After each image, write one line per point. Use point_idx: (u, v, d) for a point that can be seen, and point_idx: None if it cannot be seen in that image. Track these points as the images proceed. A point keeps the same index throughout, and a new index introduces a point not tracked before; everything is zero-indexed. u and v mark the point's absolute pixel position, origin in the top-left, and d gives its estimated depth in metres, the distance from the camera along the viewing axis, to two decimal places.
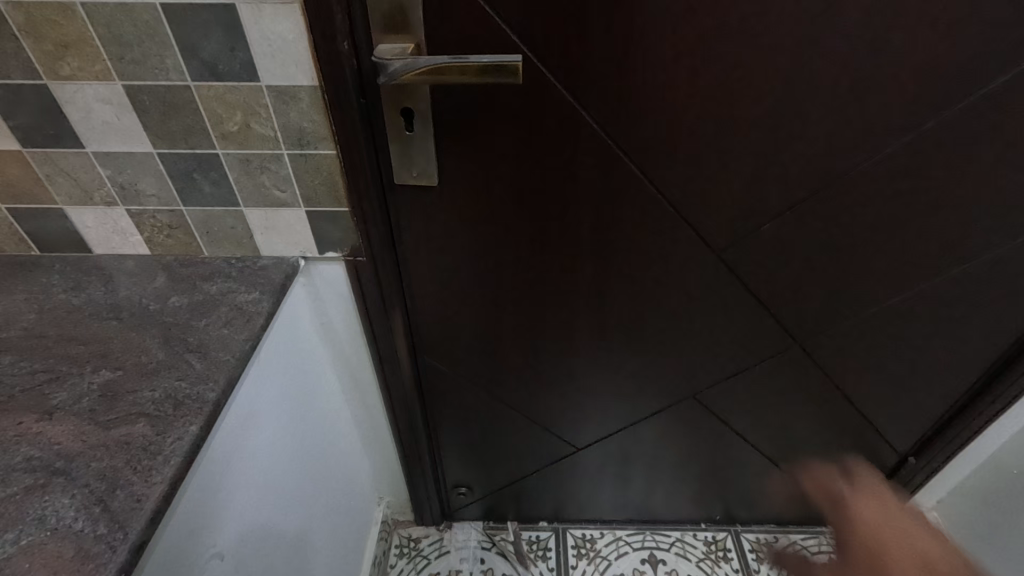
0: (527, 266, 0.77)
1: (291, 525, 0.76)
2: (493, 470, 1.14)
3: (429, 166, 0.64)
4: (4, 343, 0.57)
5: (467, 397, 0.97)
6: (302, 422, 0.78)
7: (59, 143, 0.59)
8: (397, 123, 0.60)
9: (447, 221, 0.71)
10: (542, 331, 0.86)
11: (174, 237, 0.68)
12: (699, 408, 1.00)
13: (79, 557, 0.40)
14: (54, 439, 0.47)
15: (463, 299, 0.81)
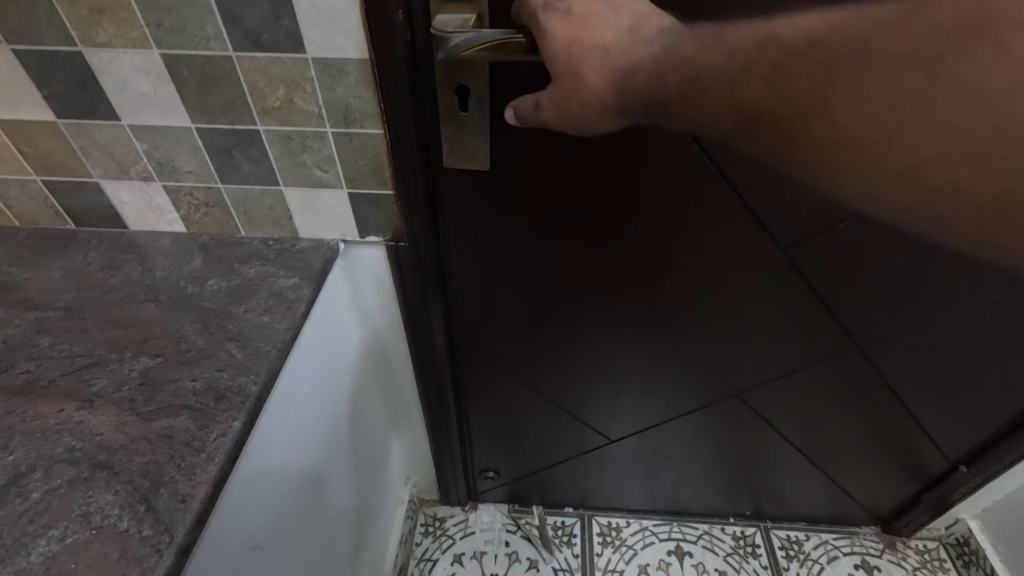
0: (575, 256, 0.72)
1: (323, 512, 0.75)
2: (522, 456, 1.13)
3: (481, 150, 0.60)
4: (44, 324, 0.56)
5: (501, 383, 0.95)
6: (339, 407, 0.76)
7: (95, 116, 0.56)
8: (450, 101, 0.56)
9: (494, 206, 0.67)
10: (585, 322, 0.82)
11: (210, 215, 0.65)
12: (740, 405, 0.96)
13: (125, 559, 0.39)
14: (96, 430, 0.46)
15: (506, 286, 0.77)
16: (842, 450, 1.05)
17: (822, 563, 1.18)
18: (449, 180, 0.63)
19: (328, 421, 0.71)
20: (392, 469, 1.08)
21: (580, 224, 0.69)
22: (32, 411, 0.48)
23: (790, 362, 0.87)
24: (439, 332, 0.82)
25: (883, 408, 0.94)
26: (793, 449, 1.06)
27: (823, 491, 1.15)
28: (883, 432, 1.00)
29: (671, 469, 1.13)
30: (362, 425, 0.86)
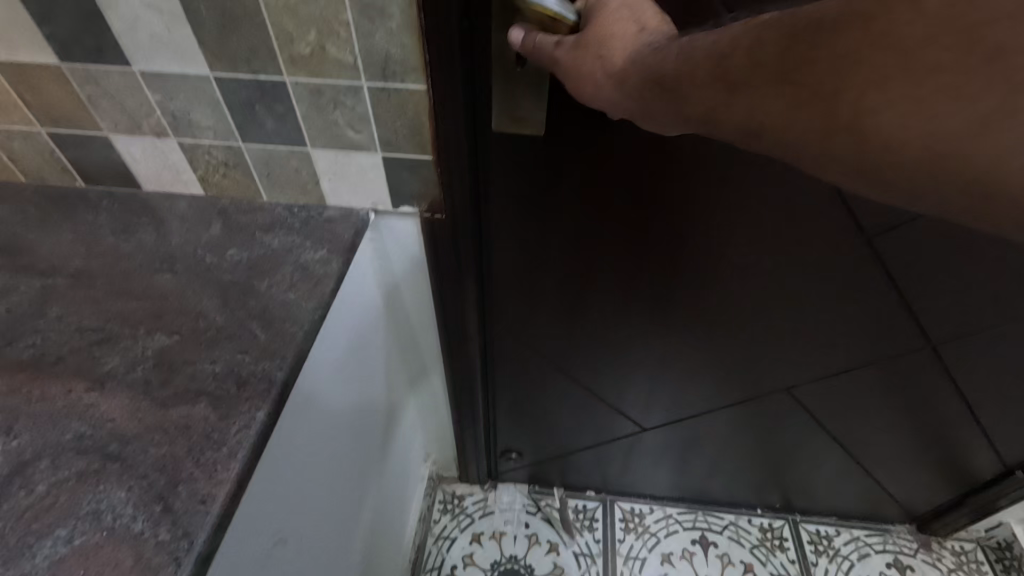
0: (628, 233, 0.66)
1: (345, 503, 0.70)
2: (548, 439, 1.09)
3: (537, 117, 0.54)
4: (51, 292, 0.51)
5: (531, 364, 0.90)
6: (364, 392, 0.71)
7: (102, 60, 0.50)
8: (505, 51, 0.50)
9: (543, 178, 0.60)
10: (630, 306, 0.76)
11: (231, 177, 0.59)
12: (787, 399, 0.90)
13: (139, 568, 0.34)
14: (107, 416, 0.41)
15: (547, 265, 0.71)
16: (888, 449, 0.99)
17: (852, 560, 1.14)
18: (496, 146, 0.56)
19: (352, 406, 0.67)
20: (412, 446, 1.05)
21: (637, 202, 0.62)
22: (38, 391, 0.43)
23: (849, 358, 0.80)
24: (472, 312, 0.76)
25: (943, 408, 0.88)
26: (834, 446, 1.01)
27: (861, 488, 1.10)
28: (938, 433, 0.93)
29: (703, 460, 1.09)
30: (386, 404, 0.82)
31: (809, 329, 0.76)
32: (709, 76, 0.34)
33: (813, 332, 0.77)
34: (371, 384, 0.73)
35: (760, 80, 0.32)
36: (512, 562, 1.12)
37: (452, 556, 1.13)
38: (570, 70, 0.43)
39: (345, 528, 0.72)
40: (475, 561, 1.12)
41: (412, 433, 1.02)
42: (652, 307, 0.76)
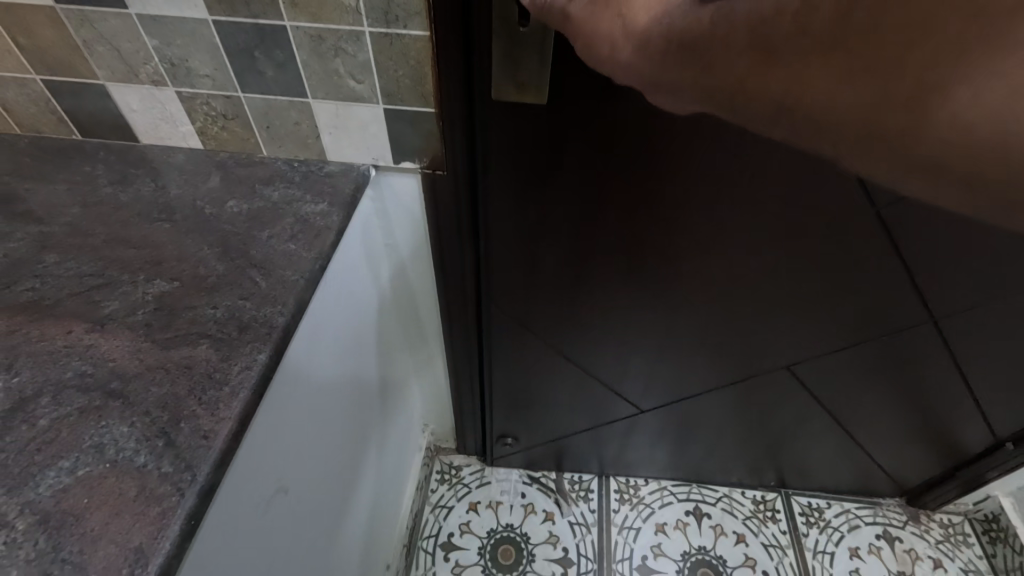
0: (629, 210, 0.64)
1: (340, 472, 0.70)
2: (547, 420, 1.08)
3: (542, 80, 0.51)
4: (49, 239, 0.51)
5: (529, 346, 0.89)
6: (362, 356, 0.71)
7: (99, 2, 0.49)
8: (507, 10, 0.47)
9: (541, 146, 0.58)
10: (629, 283, 0.75)
11: (229, 130, 0.58)
12: (785, 375, 0.90)
13: (143, 498, 0.34)
14: (108, 355, 0.41)
15: (543, 241, 0.70)
16: (883, 424, 1.00)
17: (842, 531, 1.16)
18: (496, 112, 0.55)
19: (351, 365, 0.67)
20: (409, 419, 1.05)
21: (639, 175, 0.60)
22: (36, 332, 0.43)
23: (849, 333, 0.80)
24: (470, 278, 0.76)
25: (940, 381, 0.88)
26: (831, 422, 1.01)
27: (855, 464, 1.11)
28: (933, 407, 0.94)
29: (699, 438, 1.09)
30: (384, 374, 0.83)
31: (807, 305, 0.76)
32: (746, 45, 0.32)
33: (814, 307, 0.76)
34: (369, 351, 0.73)
35: (807, 52, 0.30)
36: (508, 530, 1.14)
37: (448, 525, 1.14)
38: (585, 29, 0.39)
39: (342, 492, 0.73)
40: (471, 529, 1.14)
41: (410, 400, 1.03)
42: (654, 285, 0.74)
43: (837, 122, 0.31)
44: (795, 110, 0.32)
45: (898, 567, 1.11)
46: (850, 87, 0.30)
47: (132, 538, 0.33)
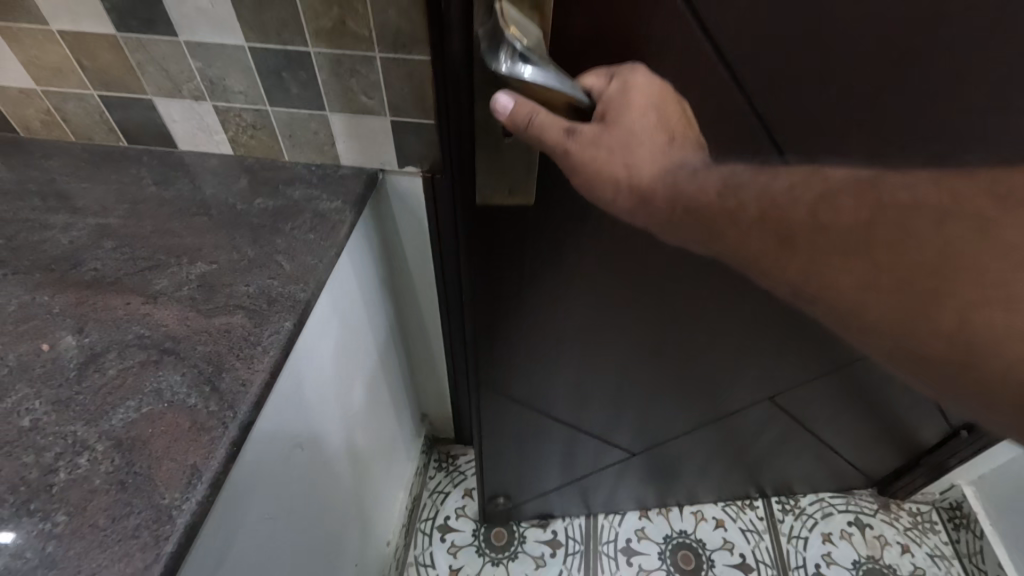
0: (604, 294, 0.68)
1: (336, 483, 0.77)
2: (540, 474, 1.09)
3: (527, 185, 0.55)
4: (105, 229, 0.60)
5: (510, 411, 0.90)
6: (364, 345, 0.81)
7: (154, 30, 0.58)
8: (492, 121, 0.50)
9: (529, 236, 0.61)
10: (608, 348, 0.78)
11: (257, 138, 0.68)
12: (767, 406, 0.95)
13: (195, 428, 0.43)
14: (162, 321, 0.50)
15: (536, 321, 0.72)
16: (854, 431, 1.06)
17: (816, 517, 1.23)
18: (485, 212, 0.58)
19: (356, 346, 0.77)
20: (396, 457, 1.10)
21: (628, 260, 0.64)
22: (101, 302, 0.52)
23: (823, 362, 0.84)
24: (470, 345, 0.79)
25: (905, 389, 0.93)
26: (809, 434, 1.07)
27: (829, 464, 1.17)
28: (898, 412, 1.00)
29: (689, 464, 1.12)
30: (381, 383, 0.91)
31: (784, 346, 0.80)
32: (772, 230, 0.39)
33: (793, 349, 0.80)
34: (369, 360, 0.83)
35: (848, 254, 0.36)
36: None
37: (445, 509, 1.22)
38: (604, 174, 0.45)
39: (338, 504, 0.80)
40: (466, 513, 1.21)
41: (404, 407, 1.11)
42: (627, 347, 0.78)
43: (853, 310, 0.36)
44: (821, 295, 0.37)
45: (868, 552, 1.18)
46: (849, 264, 0.36)
47: (189, 458, 0.41)
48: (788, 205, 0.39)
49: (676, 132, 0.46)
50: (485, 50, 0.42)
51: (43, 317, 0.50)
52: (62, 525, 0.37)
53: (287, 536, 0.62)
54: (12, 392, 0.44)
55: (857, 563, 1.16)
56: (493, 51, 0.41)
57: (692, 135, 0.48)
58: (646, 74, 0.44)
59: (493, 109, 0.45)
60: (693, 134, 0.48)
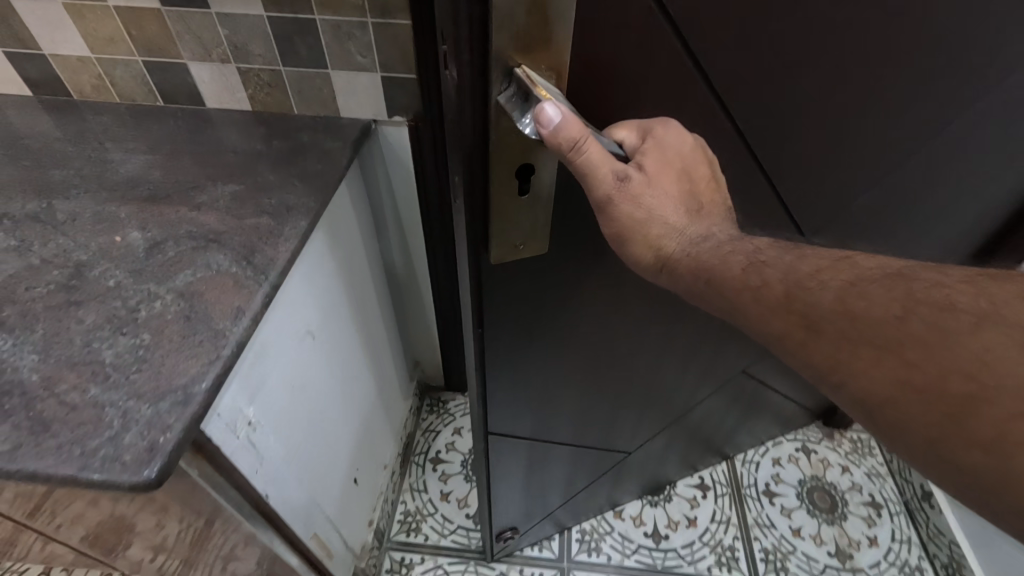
0: (600, 327, 0.70)
1: (328, 434, 0.87)
2: (542, 505, 1.09)
3: (540, 236, 0.51)
4: (153, 163, 0.75)
5: (509, 452, 0.88)
6: (354, 291, 0.94)
7: (191, 4, 0.73)
8: (508, 181, 0.45)
9: (532, 286, 0.58)
10: (604, 374, 0.81)
11: (272, 95, 0.83)
12: (745, 378, 1.02)
13: (238, 284, 0.57)
14: (206, 221, 0.65)
15: (537, 368, 0.72)
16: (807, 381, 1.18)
17: (767, 446, 1.37)
18: (494, 271, 0.53)
19: (350, 283, 0.90)
20: (388, 418, 1.22)
21: (620, 295, 0.66)
22: (157, 211, 0.66)
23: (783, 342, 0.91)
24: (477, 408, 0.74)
25: None
26: (777, 393, 1.16)
27: (786, 413, 1.29)
28: None
29: (669, 459, 1.19)
30: (366, 344, 1.03)
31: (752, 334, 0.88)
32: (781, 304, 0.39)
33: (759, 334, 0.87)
34: (349, 341, 0.93)
35: (857, 334, 0.34)
36: None
37: (437, 444, 1.37)
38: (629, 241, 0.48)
39: (334, 451, 0.90)
40: (455, 447, 1.36)
41: (392, 376, 1.22)
42: (621, 371, 0.81)
43: (875, 396, 0.33)
44: (833, 371, 0.35)
45: (813, 472, 1.33)
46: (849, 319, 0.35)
47: (236, 300, 0.56)
48: (819, 289, 0.37)
49: (700, 195, 0.49)
50: (515, 115, 0.39)
51: (113, 220, 0.65)
52: (146, 340, 0.51)
53: (297, 436, 0.74)
54: (98, 266, 0.59)
55: (802, 482, 1.31)
56: (524, 105, 0.39)
57: (719, 198, 0.51)
58: (676, 133, 0.46)
59: (538, 114, 0.38)
60: (719, 197, 0.51)
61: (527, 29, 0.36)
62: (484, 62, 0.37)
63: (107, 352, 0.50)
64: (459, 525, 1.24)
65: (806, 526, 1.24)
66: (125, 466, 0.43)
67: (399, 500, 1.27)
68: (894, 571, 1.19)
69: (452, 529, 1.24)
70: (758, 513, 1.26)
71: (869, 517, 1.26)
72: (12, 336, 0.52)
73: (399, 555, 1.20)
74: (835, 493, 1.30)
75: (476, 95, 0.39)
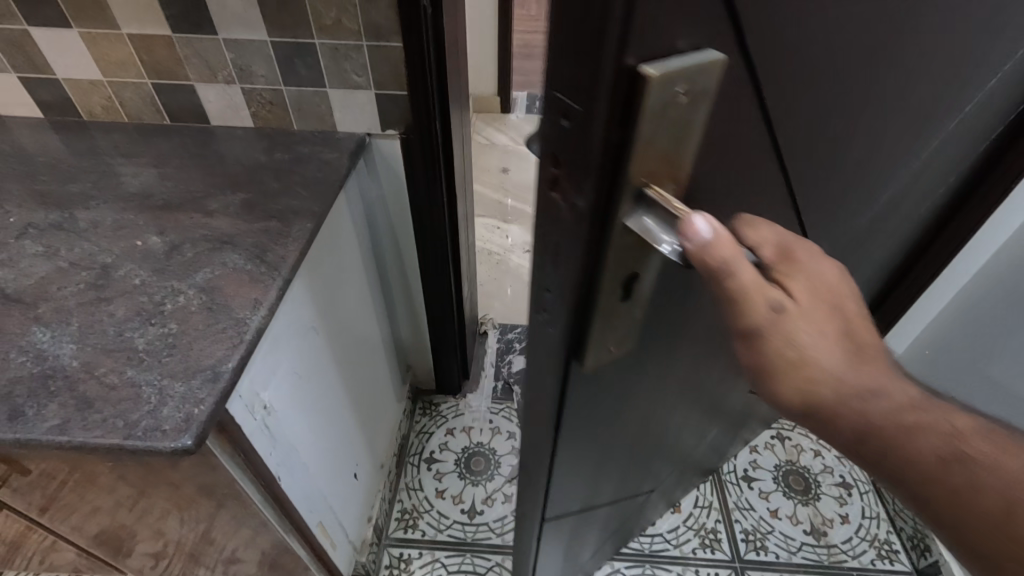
0: (655, 397, 0.68)
1: (328, 433, 0.91)
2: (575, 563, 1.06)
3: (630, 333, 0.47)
4: (164, 175, 0.81)
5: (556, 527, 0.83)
6: (351, 297, 1.00)
7: (200, 31, 0.80)
8: (616, 290, 0.40)
9: (610, 379, 0.54)
10: (649, 437, 0.79)
11: (274, 112, 0.90)
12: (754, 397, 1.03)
13: (253, 279, 0.63)
14: (219, 226, 0.71)
15: (594, 449, 0.69)
16: None
17: None
18: (584, 373, 0.48)
19: (347, 288, 0.97)
20: (382, 422, 1.26)
21: (676, 364, 0.64)
22: (172, 217, 0.72)
23: None
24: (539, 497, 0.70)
25: None
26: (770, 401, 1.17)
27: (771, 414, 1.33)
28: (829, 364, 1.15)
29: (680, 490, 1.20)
30: (361, 351, 1.08)
31: None
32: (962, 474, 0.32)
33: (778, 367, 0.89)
34: (347, 346, 0.98)
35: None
36: (479, 446, 1.41)
37: (430, 445, 1.42)
38: (775, 383, 0.38)
39: (333, 450, 0.95)
40: (449, 447, 1.41)
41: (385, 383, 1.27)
42: (662, 428, 0.80)
43: None
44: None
45: (788, 457, 1.40)
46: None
47: (252, 293, 0.62)
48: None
49: (859, 335, 0.39)
50: (652, 230, 0.35)
51: (132, 226, 0.71)
52: (174, 328, 0.57)
53: (303, 429, 0.80)
54: (123, 267, 0.65)
55: (778, 467, 1.39)
56: (664, 224, 0.34)
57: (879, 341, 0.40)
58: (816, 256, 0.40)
59: (685, 231, 0.33)
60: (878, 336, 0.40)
61: (661, 146, 0.32)
62: (610, 183, 0.33)
63: (139, 340, 0.56)
64: (454, 520, 1.29)
65: (782, 507, 1.32)
66: (165, 434, 0.49)
67: (396, 499, 1.32)
68: (866, 545, 1.27)
69: (448, 524, 1.28)
70: (738, 497, 1.33)
71: (841, 496, 1.34)
72: (51, 328, 0.57)
73: (398, 551, 1.24)
74: (808, 475, 1.38)
75: (598, 209, 0.34)
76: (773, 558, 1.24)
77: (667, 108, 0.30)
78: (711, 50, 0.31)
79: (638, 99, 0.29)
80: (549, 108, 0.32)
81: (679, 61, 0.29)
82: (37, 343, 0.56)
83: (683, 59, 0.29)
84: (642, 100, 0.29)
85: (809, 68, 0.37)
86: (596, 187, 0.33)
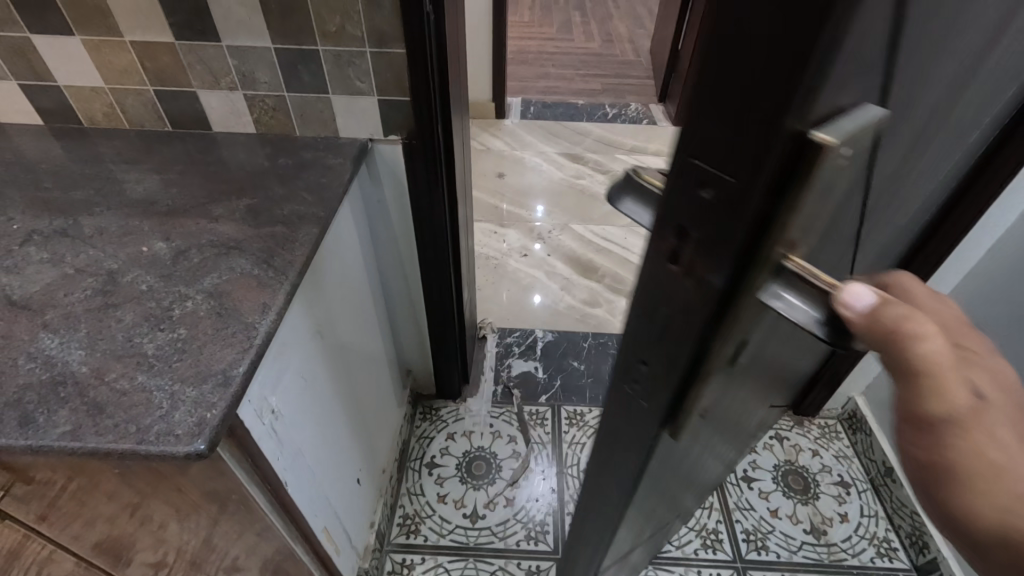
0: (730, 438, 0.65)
1: (332, 439, 0.91)
2: None
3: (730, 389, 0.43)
4: (168, 180, 0.81)
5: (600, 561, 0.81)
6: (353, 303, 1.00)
7: (203, 38, 0.81)
8: (731, 352, 0.36)
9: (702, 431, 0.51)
10: (713, 473, 0.76)
11: (276, 118, 0.90)
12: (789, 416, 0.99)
13: (260, 283, 0.64)
14: (224, 231, 0.71)
15: (665, 491, 0.66)
16: None
17: None
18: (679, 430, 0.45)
19: (350, 294, 0.97)
20: (384, 427, 1.26)
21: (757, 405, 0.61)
22: (177, 223, 0.72)
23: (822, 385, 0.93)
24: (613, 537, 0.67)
25: None
26: None
27: None
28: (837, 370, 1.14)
29: None
30: (363, 357, 1.08)
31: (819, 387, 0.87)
32: None
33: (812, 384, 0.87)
34: (349, 352, 0.98)
35: None
36: (480, 450, 1.41)
37: (431, 449, 1.42)
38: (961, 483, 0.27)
39: (337, 456, 0.94)
40: (450, 451, 1.41)
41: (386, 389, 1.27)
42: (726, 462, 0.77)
43: None
44: None
45: (787, 457, 1.42)
46: None
47: (260, 298, 0.62)
48: None
49: None
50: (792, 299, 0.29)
51: (138, 232, 0.71)
52: (183, 333, 0.57)
53: (308, 434, 0.80)
54: (129, 272, 0.65)
55: (777, 467, 1.40)
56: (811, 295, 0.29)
57: None
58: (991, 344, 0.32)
59: (842, 302, 0.28)
60: None
61: (812, 215, 0.28)
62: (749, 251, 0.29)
63: (148, 345, 0.56)
64: (456, 525, 1.29)
65: (782, 507, 1.33)
66: (178, 438, 0.49)
67: (397, 505, 1.31)
68: (865, 543, 1.28)
69: (451, 528, 1.28)
70: (738, 498, 1.34)
71: (840, 495, 1.35)
72: (59, 334, 0.57)
73: (400, 556, 1.24)
74: (807, 475, 1.39)
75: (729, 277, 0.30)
76: (774, 557, 1.25)
77: (832, 176, 0.26)
78: (872, 106, 0.27)
79: (806, 168, 0.24)
80: (681, 175, 0.29)
81: (850, 122, 0.25)
82: (46, 349, 0.56)
83: (850, 119, 0.25)
84: (812, 170, 0.25)
85: (924, 109, 0.34)
86: (736, 260, 0.29)
